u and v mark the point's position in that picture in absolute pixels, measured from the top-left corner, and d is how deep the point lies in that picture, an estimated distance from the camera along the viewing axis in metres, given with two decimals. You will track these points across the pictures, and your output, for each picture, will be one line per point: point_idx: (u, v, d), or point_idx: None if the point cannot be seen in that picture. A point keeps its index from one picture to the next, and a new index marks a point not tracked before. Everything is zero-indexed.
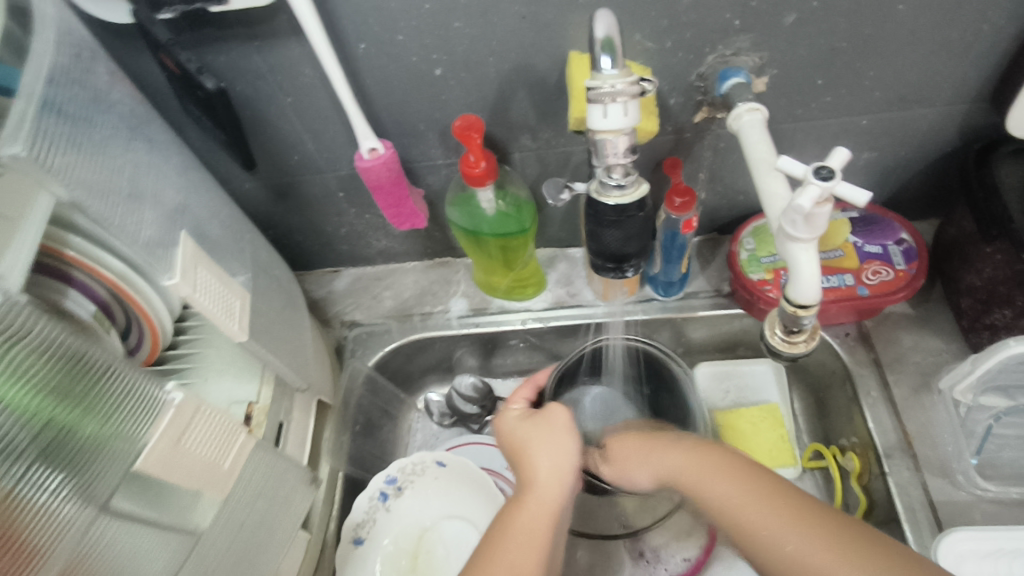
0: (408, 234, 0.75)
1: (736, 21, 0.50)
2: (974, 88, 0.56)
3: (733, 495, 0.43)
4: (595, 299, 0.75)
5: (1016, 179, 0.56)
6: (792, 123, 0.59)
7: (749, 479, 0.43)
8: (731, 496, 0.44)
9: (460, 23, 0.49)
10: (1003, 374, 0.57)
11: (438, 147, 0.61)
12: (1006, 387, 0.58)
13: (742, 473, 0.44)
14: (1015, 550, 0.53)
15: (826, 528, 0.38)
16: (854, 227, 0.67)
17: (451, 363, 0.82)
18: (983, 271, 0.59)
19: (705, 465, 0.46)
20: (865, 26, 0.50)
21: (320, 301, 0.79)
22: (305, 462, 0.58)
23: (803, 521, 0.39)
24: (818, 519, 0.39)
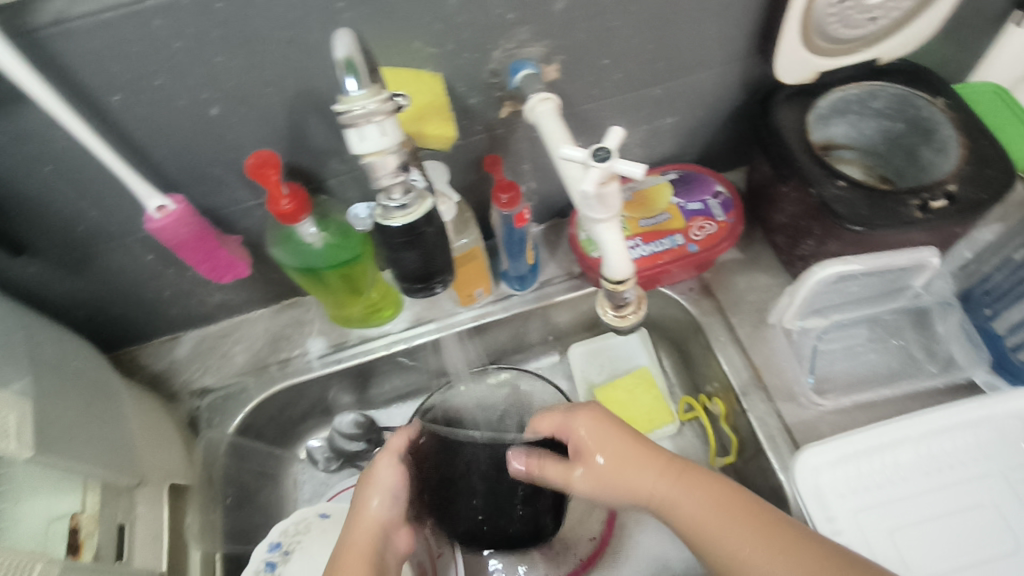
0: (243, 283, 0.70)
1: (510, 15, 0.50)
2: (737, 46, 0.61)
3: (696, 511, 0.48)
4: (455, 307, 0.74)
5: (794, 121, 0.62)
6: (593, 104, 0.62)
7: (710, 494, 0.48)
8: (674, 488, 0.50)
9: (221, 58, 0.45)
10: (818, 298, 0.64)
11: (243, 189, 0.57)
12: (822, 309, 0.65)
13: (705, 490, 0.49)
14: (856, 453, 0.58)
15: (766, 530, 0.45)
16: (675, 188, 0.71)
17: (326, 405, 0.77)
18: (787, 210, 0.64)
19: (683, 478, 0.50)
20: (630, 4, 0.52)
21: (163, 374, 0.72)
22: (158, 557, 0.53)
23: (753, 526, 0.46)
24: (762, 522, 0.46)
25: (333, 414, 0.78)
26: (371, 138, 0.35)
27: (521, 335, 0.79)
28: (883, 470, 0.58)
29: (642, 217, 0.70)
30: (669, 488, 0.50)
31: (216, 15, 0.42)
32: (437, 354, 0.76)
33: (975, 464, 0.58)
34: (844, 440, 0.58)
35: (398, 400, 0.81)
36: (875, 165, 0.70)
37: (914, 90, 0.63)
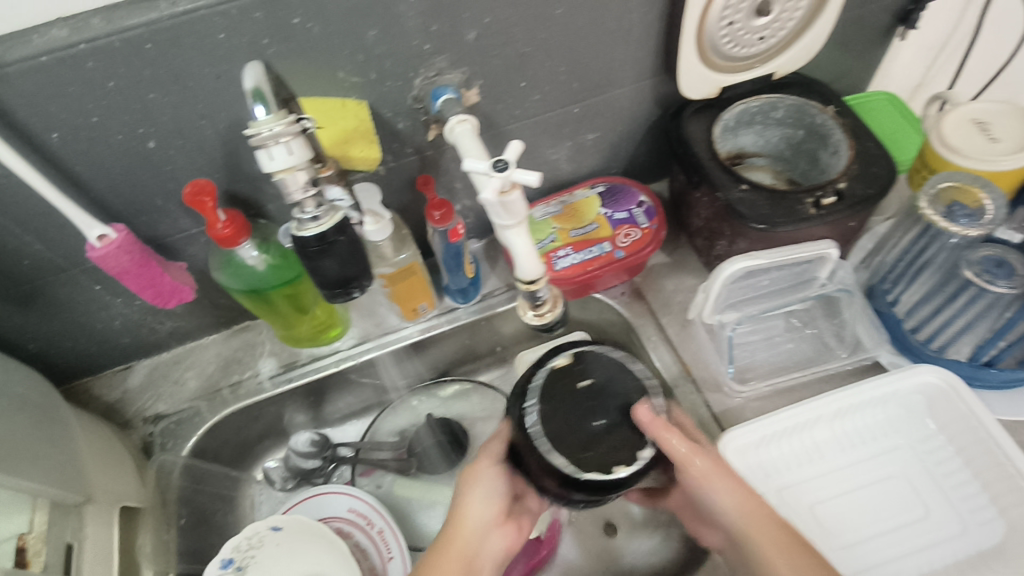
0: (193, 309, 0.72)
1: (426, 45, 0.54)
2: (645, 66, 0.66)
3: (744, 516, 0.49)
4: (401, 322, 0.77)
5: (702, 133, 0.68)
6: (517, 124, 0.66)
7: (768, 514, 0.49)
8: (749, 519, 0.49)
9: (155, 94, 0.49)
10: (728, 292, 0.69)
11: (185, 217, 0.59)
12: (733, 303, 0.70)
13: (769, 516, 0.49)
14: (778, 433, 0.62)
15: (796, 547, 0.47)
16: (603, 200, 0.76)
17: (281, 426, 0.79)
18: (702, 213, 0.69)
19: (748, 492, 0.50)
20: (538, 31, 0.57)
21: (116, 404, 0.73)
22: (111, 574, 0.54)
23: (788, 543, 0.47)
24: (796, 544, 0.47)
25: (289, 434, 0.80)
26: (283, 153, 0.40)
27: (469, 346, 0.82)
28: (802, 449, 0.62)
29: (572, 227, 0.75)
30: (745, 519, 0.49)
31: (146, 55, 0.46)
32: (388, 368, 0.79)
33: (886, 439, 0.63)
34: (769, 421, 0.62)
35: (353, 417, 0.83)
36: (784, 170, 0.76)
37: (807, 100, 0.69)
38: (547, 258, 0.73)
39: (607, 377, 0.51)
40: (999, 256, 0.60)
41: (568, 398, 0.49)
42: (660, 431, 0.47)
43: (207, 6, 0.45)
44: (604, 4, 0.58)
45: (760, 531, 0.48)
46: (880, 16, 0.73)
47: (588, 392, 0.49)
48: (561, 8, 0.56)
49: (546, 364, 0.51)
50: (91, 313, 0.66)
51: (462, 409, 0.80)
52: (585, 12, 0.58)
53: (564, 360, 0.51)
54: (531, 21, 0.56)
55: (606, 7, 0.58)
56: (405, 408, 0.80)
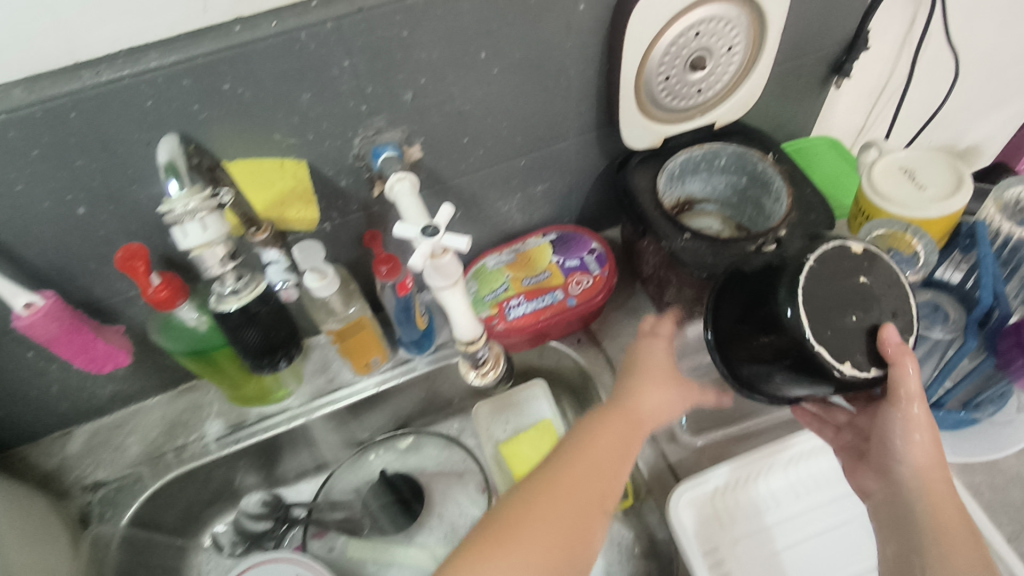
0: (136, 371, 0.70)
1: (363, 107, 0.54)
2: (588, 119, 0.68)
3: (930, 473, 0.49)
4: (355, 376, 0.76)
5: (646, 182, 0.69)
6: (463, 177, 0.66)
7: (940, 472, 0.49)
8: (931, 486, 0.48)
9: (82, 160, 0.48)
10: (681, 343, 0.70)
11: (122, 280, 0.58)
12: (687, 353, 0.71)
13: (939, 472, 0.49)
14: (725, 485, 0.61)
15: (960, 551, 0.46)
16: (555, 248, 0.76)
17: (231, 489, 0.76)
18: (651, 260, 0.70)
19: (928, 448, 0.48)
20: (476, 89, 0.58)
21: (52, 473, 0.70)
22: None
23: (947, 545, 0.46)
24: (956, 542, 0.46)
25: (240, 497, 0.77)
26: (197, 231, 0.47)
27: (426, 398, 0.81)
28: (753, 500, 0.61)
29: (525, 276, 0.75)
30: (924, 477, 0.49)
31: (71, 124, 0.46)
32: (342, 424, 0.77)
33: (837, 485, 0.62)
34: (716, 473, 0.61)
35: (307, 476, 0.81)
36: (732, 215, 0.77)
37: (747, 148, 0.71)
38: (498, 308, 0.73)
39: (885, 286, 0.46)
40: (934, 300, 0.61)
41: (830, 283, 0.45)
42: (899, 355, 0.44)
43: (132, 75, 0.45)
44: (541, 63, 0.59)
45: (937, 510, 0.48)
46: (814, 67, 0.76)
47: (753, 299, 0.48)
48: (497, 68, 0.57)
49: (818, 248, 0.47)
50: (24, 381, 0.64)
51: (419, 462, 0.78)
52: (522, 71, 0.59)
53: (856, 249, 0.47)
54: (468, 81, 0.57)
55: (543, 65, 0.59)
56: (360, 463, 0.77)
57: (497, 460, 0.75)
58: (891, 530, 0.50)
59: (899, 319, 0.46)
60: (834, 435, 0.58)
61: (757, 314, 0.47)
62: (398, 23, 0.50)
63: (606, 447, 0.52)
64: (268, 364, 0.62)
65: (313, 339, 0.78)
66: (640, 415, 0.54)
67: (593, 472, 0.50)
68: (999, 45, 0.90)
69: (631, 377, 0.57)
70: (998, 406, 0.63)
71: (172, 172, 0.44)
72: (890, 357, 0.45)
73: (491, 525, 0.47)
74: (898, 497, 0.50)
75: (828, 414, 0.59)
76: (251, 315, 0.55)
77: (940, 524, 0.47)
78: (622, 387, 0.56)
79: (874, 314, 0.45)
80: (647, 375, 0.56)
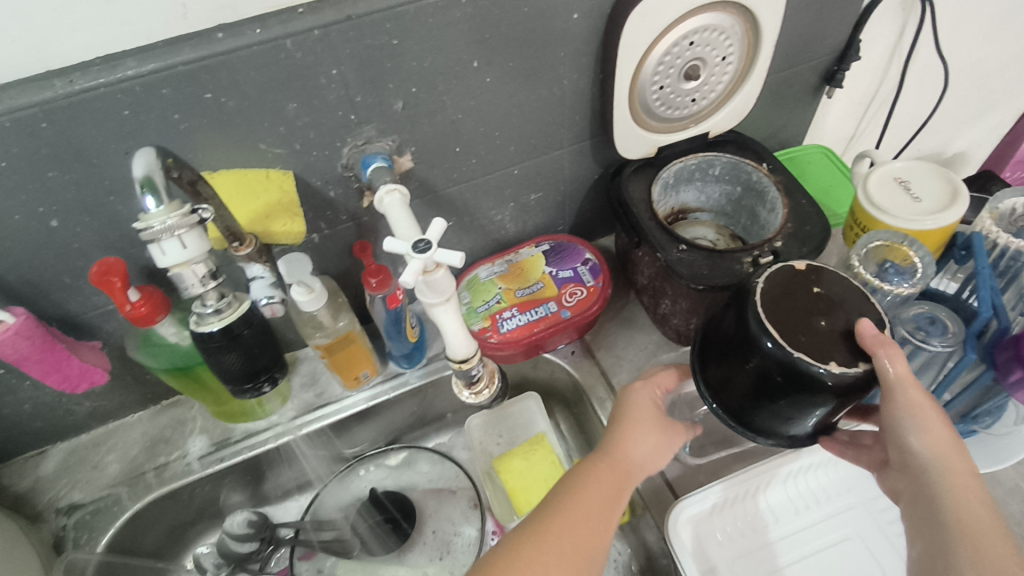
0: (115, 388, 0.67)
1: (352, 116, 0.53)
2: (582, 128, 0.66)
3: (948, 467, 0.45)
4: (344, 391, 0.74)
5: (641, 191, 0.68)
6: (456, 187, 0.65)
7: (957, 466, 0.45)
8: (952, 470, 0.45)
9: (55, 172, 0.46)
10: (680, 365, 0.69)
11: (100, 295, 0.56)
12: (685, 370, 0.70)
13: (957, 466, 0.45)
14: (725, 501, 0.60)
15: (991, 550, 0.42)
16: (548, 258, 0.75)
17: (215, 508, 0.74)
18: (646, 271, 0.69)
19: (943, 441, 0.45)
20: (468, 98, 0.57)
21: (25, 495, 0.67)
22: None
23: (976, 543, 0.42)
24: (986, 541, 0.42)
25: (224, 516, 0.75)
26: (175, 250, 0.45)
27: (417, 412, 0.79)
28: (756, 514, 0.60)
29: (518, 287, 0.73)
30: (942, 469, 0.45)
31: (43, 134, 0.44)
32: (329, 440, 0.75)
33: (837, 500, 0.61)
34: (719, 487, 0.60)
35: (294, 493, 0.78)
36: (726, 224, 0.77)
37: (741, 158, 0.70)
38: (491, 320, 0.71)
39: (840, 291, 0.46)
40: (930, 312, 0.59)
41: (788, 297, 0.45)
42: (881, 346, 0.42)
43: (107, 84, 0.43)
44: (534, 72, 0.58)
45: (962, 500, 0.45)
46: (807, 75, 0.76)
47: (733, 325, 0.47)
48: (490, 76, 0.56)
49: (767, 271, 0.48)
50: None
51: (411, 479, 0.76)
52: (516, 79, 0.57)
53: (801, 266, 0.47)
54: (460, 89, 0.55)
55: (536, 74, 0.58)
56: (349, 480, 0.76)
57: (489, 476, 0.74)
58: (918, 525, 0.46)
59: (869, 315, 0.45)
60: (853, 453, 0.55)
61: (738, 341, 0.46)
62: (388, 31, 0.48)
63: (598, 490, 0.50)
64: (252, 390, 0.60)
65: (300, 353, 0.76)
66: (633, 460, 0.53)
67: (587, 515, 0.48)
68: (987, 54, 0.90)
69: (621, 419, 0.55)
70: (996, 417, 0.62)
71: (150, 188, 0.41)
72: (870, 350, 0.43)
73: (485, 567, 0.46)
74: (920, 491, 0.46)
75: (855, 436, 0.55)
76: (234, 336, 0.53)
77: (964, 514, 0.44)
78: (613, 429, 0.54)
79: (841, 318, 0.44)
80: (637, 418, 0.55)
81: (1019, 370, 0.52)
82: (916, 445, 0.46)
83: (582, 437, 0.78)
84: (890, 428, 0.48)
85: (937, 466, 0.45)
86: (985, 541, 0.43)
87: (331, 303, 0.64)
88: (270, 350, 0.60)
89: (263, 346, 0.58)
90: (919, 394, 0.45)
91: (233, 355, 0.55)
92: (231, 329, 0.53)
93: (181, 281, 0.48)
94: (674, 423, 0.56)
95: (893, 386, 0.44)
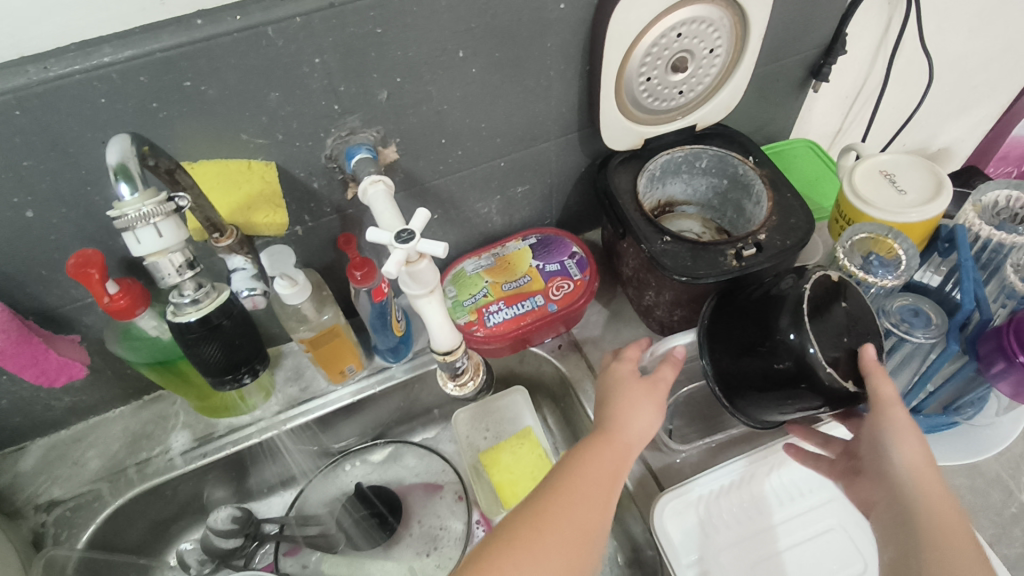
0: (96, 382, 0.66)
1: (335, 106, 0.52)
2: (569, 120, 0.66)
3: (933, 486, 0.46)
4: (329, 385, 0.73)
5: (627, 183, 0.68)
6: (442, 179, 0.64)
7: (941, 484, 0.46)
8: (924, 486, 0.46)
9: (28, 161, 0.45)
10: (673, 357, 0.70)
11: (79, 287, 0.55)
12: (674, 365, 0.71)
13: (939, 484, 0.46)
14: (709, 493, 0.61)
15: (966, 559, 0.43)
16: (535, 252, 0.75)
17: (198, 503, 0.73)
18: (631, 263, 0.69)
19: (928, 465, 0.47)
20: (455, 89, 0.56)
21: (5, 490, 0.66)
22: None
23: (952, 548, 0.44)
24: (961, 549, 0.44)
25: (208, 512, 0.74)
26: (151, 238, 0.44)
27: (404, 406, 0.79)
28: (743, 506, 0.61)
29: (505, 281, 0.73)
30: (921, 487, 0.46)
31: (16, 122, 0.42)
32: (314, 435, 0.75)
33: (820, 492, 0.62)
34: (702, 482, 0.61)
35: (279, 488, 0.78)
36: (712, 218, 0.77)
37: (728, 151, 0.70)
38: (477, 314, 0.70)
39: (862, 309, 0.53)
40: (914, 304, 0.60)
41: (824, 307, 0.52)
42: (874, 370, 0.49)
43: (83, 71, 0.42)
44: (521, 63, 0.57)
45: (939, 512, 0.45)
46: (794, 69, 0.76)
47: (761, 326, 0.54)
48: (476, 67, 0.55)
49: (810, 277, 0.54)
50: None
51: (398, 473, 0.76)
52: (502, 70, 0.57)
53: (834, 278, 0.55)
54: (446, 80, 0.55)
55: (523, 64, 0.57)
56: (334, 475, 0.75)
57: (475, 470, 0.74)
58: (888, 536, 0.47)
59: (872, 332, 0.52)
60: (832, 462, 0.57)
61: (763, 339, 0.53)
62: (372, 19, 0.47)
63: (599, 466, 0.50)
64: (229, 381, 0.59)
65: (284, 347, 0.76)
66: (631, 431, 0.53)
67: (588, 490, 0.48)
68: (971, 50, 0.91)
69: (613, 397, 0.55)
70: (978, 408, 0.63)
71: (123, 174, 0.40)
72: (865, 372, 0.49)
73: (482, 549, 0.46)
74: (892, 500, 0.47)
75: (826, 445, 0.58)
76: (210, 326, 0.52)
77: (940, 527, 0.45)
78: (609, 406, 0.55)
79: (863, 334, 0.51)
80: (629, 392, 0.55)
81: (1001, 362, 0.53)
82: (893, 459, 0.48)
83: (569, 431, 0.78)
84: (873, 443, 0.49)
85: (909, 479, 0.47)
86: (952, 549, 0.43)
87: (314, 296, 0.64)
88: (251, 340, 0.59)
89: (241, 335, 0.57)
90: (905, 416, 0.47)
91: (212, 346, 0.54)
92: (209, 320, 0.52)
93: (156, 271, 0.47)
94: (666, 390, 0.56)
95: (880, 405, 0.48)
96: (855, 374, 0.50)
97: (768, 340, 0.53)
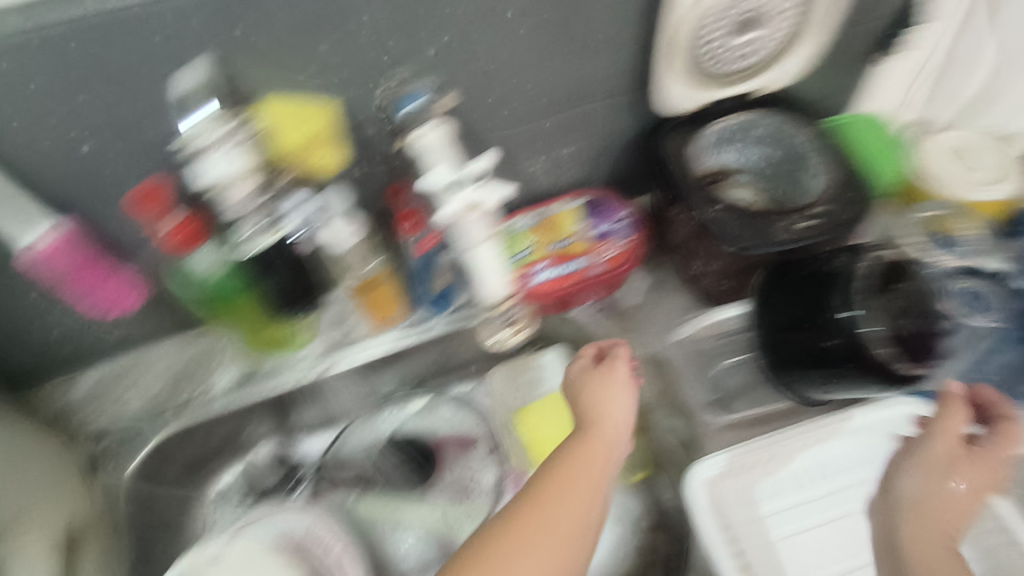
0: (149, 315, 0.69)
1: (385, 57, 0.52)
2: (622, 81, 0.64)
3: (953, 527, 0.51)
4: (366, 334, 0.75)
5: (676, 150, 0.66)
6: (488, 136, 0.63)
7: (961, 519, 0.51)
8: (932, 510, 0.51)
9: (85, 95, 0.46)
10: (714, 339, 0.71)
11: (134, 223, 0.57)
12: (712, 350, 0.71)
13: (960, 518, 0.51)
14: (743, 465, 0.59)
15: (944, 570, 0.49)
16: (586, 211, 0.73)
17: (237, 441, 0.76)
18: (678, 229, 0.68)
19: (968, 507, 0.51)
20: (506, 47, 0.55)
21: (60, 415, 0.70)
22: None
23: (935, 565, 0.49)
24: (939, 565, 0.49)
25: (247, 449, 0.77)
26: (223, 158, 0.48)
27: (438, 363, 0.80)
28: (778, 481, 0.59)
29: (551, 240, 0.72)
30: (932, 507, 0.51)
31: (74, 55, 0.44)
32: (351, 384, 0.77)
33: (850, 472, 0.61)
34: (734, 452, 0.59)
35: (315, 432, 0.80)
36: None
37: (788, 119, 0.67)
38: (522, 271, 0.70)
39: (920, 292, 0.54)
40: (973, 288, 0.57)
41: (878, 292, 0.54)
42: (950, 402, 0.54)
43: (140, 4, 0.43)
44: (575, 19, 0.55)
45: (934, 539, 0.51)
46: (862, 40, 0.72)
47: (811, 304, 0.57)
48: (528, 25, 0.54)
49: (869, 259, 0.56)
50: (31, 321, 0.63)
51: (432, 424, 0.79)
52: (555, 28, 0.55)
53: (891, 260, 0.56)
54: (498, 38, 0.54)
55: (578, 21, 0.56)
56: (371, 422, 0.79)
57: (507, 426, 0.77)
58: (885, 554, 0.53)
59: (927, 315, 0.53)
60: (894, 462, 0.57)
61: (812, 316, 0.56)
62: None
63: (575, 467, 0.51)
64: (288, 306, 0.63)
65: (325, 296, 0.77)
66: (602, 429, 0.54)
67: (565, 493, 0.49)
68: None
69: (581, 396, 0.57)
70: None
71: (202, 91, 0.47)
72: (945, 402, 0.54)
73: (470, 550, 0.46)
74: (896, 514, 0.53)
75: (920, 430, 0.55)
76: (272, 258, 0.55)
77: (927, 556, 0.50)
78: (582, 408, 0.56)
79: (919, 321, 0.53)
80: (611, 386, 0.56)
81: None
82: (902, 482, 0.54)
83: None
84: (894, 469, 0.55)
85: (917, 500, 0.52)
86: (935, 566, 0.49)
87: (360, 247, 0.65)
88: (313, 272, 0.63)
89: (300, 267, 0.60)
90: (948, 446, 0.53)
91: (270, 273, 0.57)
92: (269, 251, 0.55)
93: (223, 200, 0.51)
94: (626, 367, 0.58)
95: (934, 433, 0.53)
96: (907, 355, 0.52)
97: (816, 319, 0.56)
